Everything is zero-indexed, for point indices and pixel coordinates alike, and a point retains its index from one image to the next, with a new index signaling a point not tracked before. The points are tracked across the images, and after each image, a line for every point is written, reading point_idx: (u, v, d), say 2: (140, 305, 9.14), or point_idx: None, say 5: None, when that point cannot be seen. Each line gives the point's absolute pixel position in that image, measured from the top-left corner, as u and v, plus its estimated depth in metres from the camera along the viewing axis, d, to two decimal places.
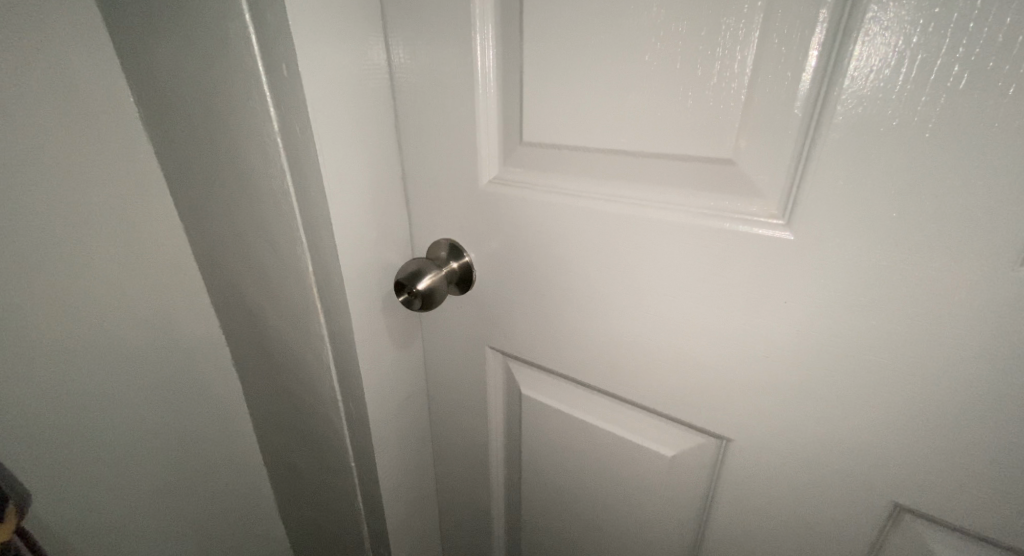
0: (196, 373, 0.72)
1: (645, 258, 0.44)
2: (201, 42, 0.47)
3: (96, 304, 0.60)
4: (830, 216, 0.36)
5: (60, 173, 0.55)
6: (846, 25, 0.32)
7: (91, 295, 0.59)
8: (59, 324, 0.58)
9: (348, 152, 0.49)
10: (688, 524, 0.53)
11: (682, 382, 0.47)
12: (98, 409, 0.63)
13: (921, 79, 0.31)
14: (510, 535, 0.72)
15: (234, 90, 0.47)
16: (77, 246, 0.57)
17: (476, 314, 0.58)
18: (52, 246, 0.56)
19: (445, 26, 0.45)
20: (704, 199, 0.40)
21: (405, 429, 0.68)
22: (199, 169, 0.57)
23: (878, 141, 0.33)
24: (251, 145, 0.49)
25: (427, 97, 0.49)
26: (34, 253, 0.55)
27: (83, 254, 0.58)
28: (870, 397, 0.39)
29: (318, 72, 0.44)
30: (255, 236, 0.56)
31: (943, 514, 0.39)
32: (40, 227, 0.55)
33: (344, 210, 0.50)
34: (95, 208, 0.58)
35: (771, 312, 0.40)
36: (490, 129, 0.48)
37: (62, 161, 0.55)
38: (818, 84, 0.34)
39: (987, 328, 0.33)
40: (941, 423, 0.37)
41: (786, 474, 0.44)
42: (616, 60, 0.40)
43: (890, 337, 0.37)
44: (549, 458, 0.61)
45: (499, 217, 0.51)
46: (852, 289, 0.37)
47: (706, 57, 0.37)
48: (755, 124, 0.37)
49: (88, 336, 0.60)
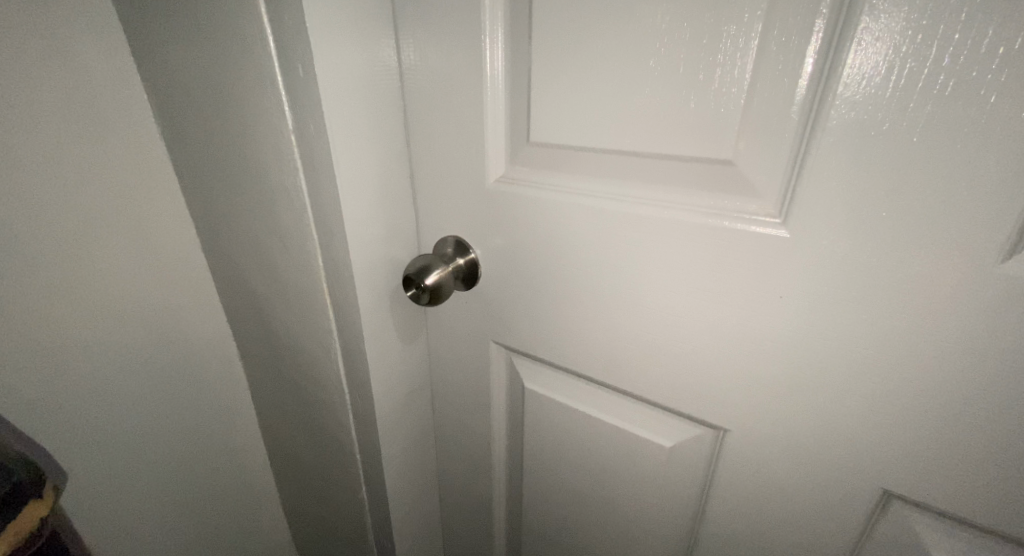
0: (203, 367, 0.73)
1: (646, 254, 0.46)
2: (218, 42, 0.48)
3: (107, 300, 0.61)
4: (824, 214, 0.38)
5: (76, 170, 0.56)
6: (840, 34, 0.34)
7: (100, 292, 0.60)
8: (71, 321, 0.59)
9: (360, 150, 0.50)
10: (686, 513, 0.54)
11: (682, 374, 0.48)
12: (111, 400, 0.64)
13: (909, 86, 0.33)
14: (511, 526, 0.74)
15: (250, 90, 0.49)
16: (93, 241, 0.59)
17: (481, 310, 0.60)
18: (64, 244, 0.56)
19: (456, 29, 0.47)
20: (705, 197, 0.42)
21: (409, 423, 0.69)
22: (210, 165, 0.58)
23: (870, 143, 0.35)
24: (265, 143, 0.51)
25: (437, 97, 0.50)
26: (52, 248, 0.56)
27: (97, 250, 0.59)
28: (862, 388, 0.40)
29: (332, 73, 0.46)
30: (267, 235, 0.57)
31: (930, 500, 0.41)
32: (51, 224, 0.55)
33: (355, 207, 0.52)
34: (107, 206, 0.59)
35: (767, 306, 0.42)
36: (498, 129, 0.50)
37: (78, 158, 0.56)
38: (814, 88, 0.36)
39: (972, 322, 0.35)
40: (928, 412, 0.38)
41: (782, 463, 0.46)
42: (621, 64, 0.41)
43: (881, 330, 0.38)
44: (550, 451, 0.63)
45: (505, 214, 0.52)
46: (844, 283, 0.39)
47: (707, 63, 0.38)
48: (754, 127, 0.39)
49: (103, 330, 0.61)
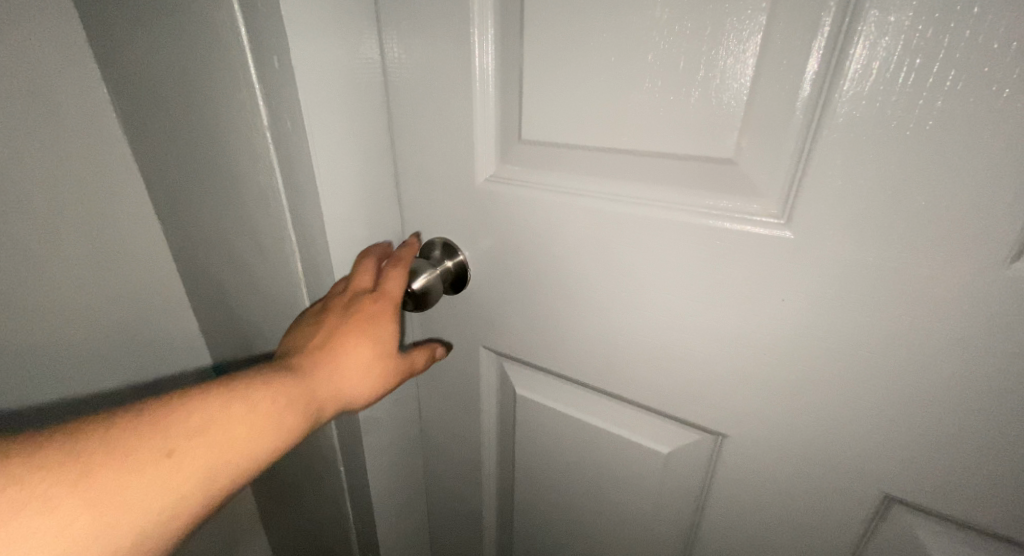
0: (170, 350, 0.79)
1: (642, 255, 0.44)
2: (194, 34, 0.47)
3: (85, 286, 0.67)
4: (828, 214, 0.37)
5: (61, 167, 0.62)
6: (847, 28, 0.33)
7: (76, 277, 0.66)
8: (52, 302, 0.65)
9: (341, 149, 0.48)
10: (683, 519, 0.53)
11: (680, 378, 0.47)
12: (88, 375, 0.71)
13: (920, 82, 0.32)
14: (501, 535, 0.72)
15: (226, 84, 0.47)
16: (73, 232, 0.64)
17: (470, 314, 0.58)
18: (45, 230, 0.62)
19: (443, 20, 0.44)
20: (706, 197, 0.40)
21: (396, 431, 0.67)
22: (192, 161, 0.57)
23: (878, 142, 0.34)
24: (242, 138, 0.49)
25: (422, 91, 0.48)
26: (39, 236, 0.62)
27: (78, 240, 0.65)
28: (864, 389, 0.40)
29: (309, 66, 0.43)
30: (250, 233, 0.56)
31: (931, 504, 0.40)
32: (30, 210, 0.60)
33: (337, 208, 0.49)
34: (83, 197, 0.64)
35: (768, 309, 0.41)
36: (487, 127, 0.47)
37: (62, 156, 0.62)
38: (820, 85, 0.34)
39: (977, 323, 0.35)
40: (931, 415, 0.38)
41: (781, 467, 0.45)
42: (616, 58, 0.40)
43: (886, 331, 0.37)
44: (540, 458, 0.61)
45: (495, 215, 0.50)
46: (848, 285, 0.38)
47: (708, 58, 0.37)
48: (757, 124, 0.37)
49: (80, 312, 0.68)
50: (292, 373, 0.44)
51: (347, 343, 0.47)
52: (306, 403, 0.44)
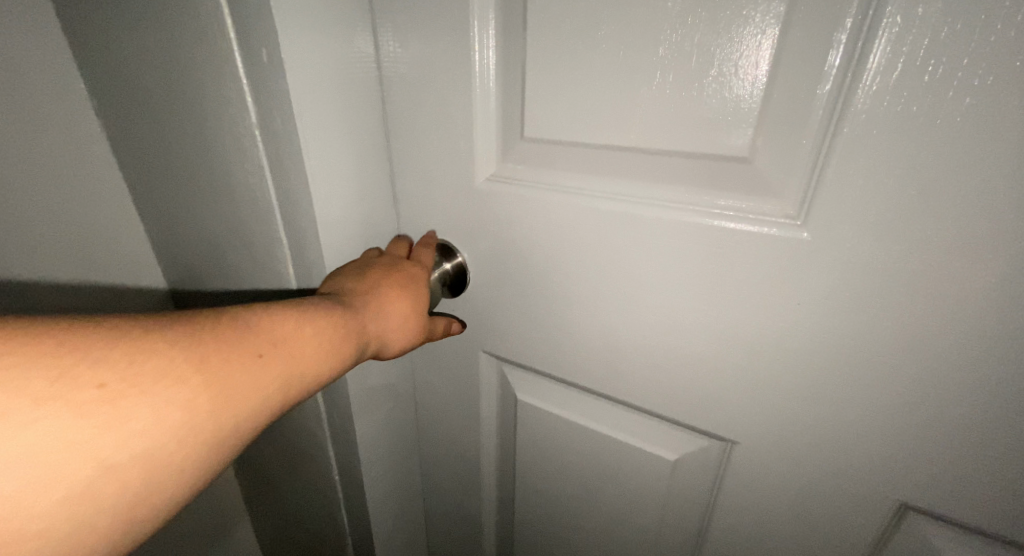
0: None
1: (651, 257, 0.42)
2: (178, 27, 0.44)
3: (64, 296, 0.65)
4: (847, 215, 0.35)
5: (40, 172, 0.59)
6: (871, 21, 0.31)
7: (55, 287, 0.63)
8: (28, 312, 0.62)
9: (334, 147, 0.45)
10: (689, 526, 0.52)
11: (688, 383, 0.45)
12: None
13: (946, 78, 0.30)
14: (501, 541, 0.70)
15: (212, 80, 0.44)
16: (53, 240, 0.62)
17: (469, 317, 0.56)
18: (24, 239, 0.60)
19: (441, 13, 0.42)
20: (718, 196, 0.39)
21: (392, 437, 0.65)
22: (177, 160, 0.54)
23: (901, 140, 0.32)
24: (230, 138, 0.46)
25: (419, 87, 0.46)
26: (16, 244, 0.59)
27: (58, 249, 0.62)
28: (881, 396, 0.38)
29: (299, 60, 0.41)
30: (239, 236, 0.53)
31: (949, 512, 0.39)
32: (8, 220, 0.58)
33: (331, 209, 0.47)
34: (63, 203, 0.61)
35: (782, 312, 0.40)
36: (487, 124, 0.45)
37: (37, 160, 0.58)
38: (841, 81, 0.33)
39: (1002, 329, 0.33)
40: (950, 422, 0.37)
41: (793, 474, 0.44)
42: (625, 52, 0.38)
43: (905, 336, 0.36)
44: (542, 464, 0.59)
45: (495, 216, 0.48)
46: (867, 288, 0.36)
47: (722, 52, 0.35)
48: (773, 121, 0.36)
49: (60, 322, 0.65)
50: (351, 301, 0.43)
51: (397, 286, 0.46)
52: (369, 331, 0.43)
